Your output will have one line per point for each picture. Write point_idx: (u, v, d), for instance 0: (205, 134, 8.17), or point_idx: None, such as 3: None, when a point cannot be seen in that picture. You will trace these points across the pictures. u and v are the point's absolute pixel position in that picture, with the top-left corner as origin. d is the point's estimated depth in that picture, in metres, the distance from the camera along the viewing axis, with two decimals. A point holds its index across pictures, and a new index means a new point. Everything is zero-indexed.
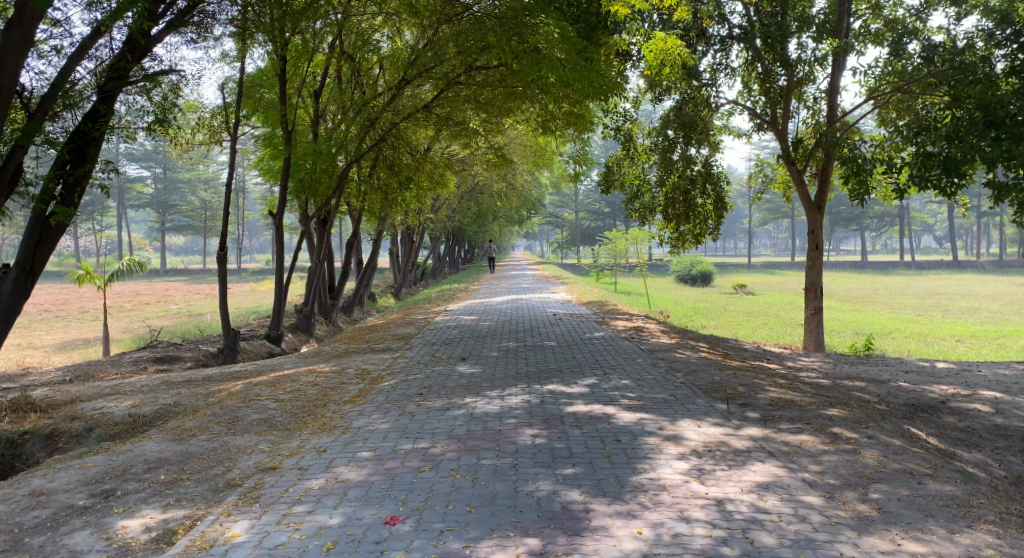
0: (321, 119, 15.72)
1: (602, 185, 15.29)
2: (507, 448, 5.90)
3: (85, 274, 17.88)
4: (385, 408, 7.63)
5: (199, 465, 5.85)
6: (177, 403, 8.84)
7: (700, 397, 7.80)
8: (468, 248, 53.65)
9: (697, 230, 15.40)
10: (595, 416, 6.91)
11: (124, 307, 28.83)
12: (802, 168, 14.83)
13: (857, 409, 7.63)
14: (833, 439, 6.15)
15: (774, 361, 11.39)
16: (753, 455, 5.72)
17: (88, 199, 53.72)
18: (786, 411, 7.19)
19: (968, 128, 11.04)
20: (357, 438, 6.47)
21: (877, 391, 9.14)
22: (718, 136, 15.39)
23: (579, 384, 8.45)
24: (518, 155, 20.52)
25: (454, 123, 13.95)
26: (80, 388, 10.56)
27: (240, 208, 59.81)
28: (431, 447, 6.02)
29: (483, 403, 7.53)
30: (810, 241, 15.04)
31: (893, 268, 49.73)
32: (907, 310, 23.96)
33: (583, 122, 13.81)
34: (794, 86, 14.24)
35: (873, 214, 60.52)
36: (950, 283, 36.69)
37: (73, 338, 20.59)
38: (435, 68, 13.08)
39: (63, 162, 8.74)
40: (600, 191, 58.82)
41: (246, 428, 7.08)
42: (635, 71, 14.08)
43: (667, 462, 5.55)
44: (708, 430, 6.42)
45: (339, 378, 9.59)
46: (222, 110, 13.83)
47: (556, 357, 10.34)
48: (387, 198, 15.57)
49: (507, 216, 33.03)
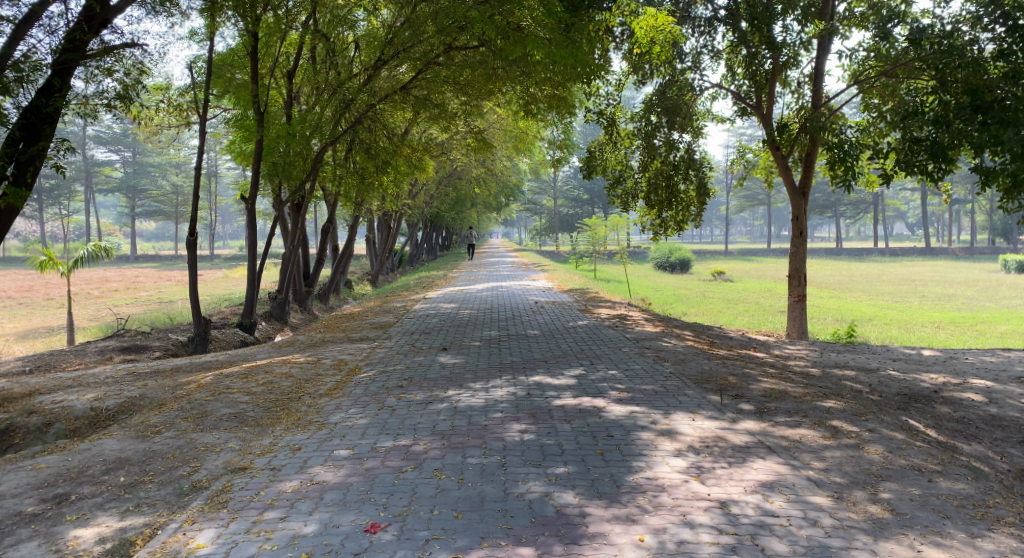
0: (295, 101, 15.17)
1: (583, 170, 14.91)
2: (494, 446, 5.56)
3: (48, 260, 17.23)
4: (362, 401, 7.26)
5: (163, 465, 5.45)
6: (142, 396, 8.41)
7: (691, 388, 7.51)
8: (445, 235, 53.05)
9: (679, 216, 15.14)
10: (585, 410, 6.60)
11: (91, 294, 28.07)
12: (787, 154, 14.58)
13: (852, 399, 7.38)
14: (833, 433, 5.87)
15: (760, 350, 11.16)
16: (753, 451, 5.43)
17: (54, 184, 52.38)
18: (781, 403, 6.92)
19: (955, 113, 10.88)
20: (334, 435, 6.09)
21: (868, 380, 8.91)
22: (702, 121, 15.11)
23: (565, 375, 8.14)
24: (498, 140, 20.08)
25: (433, 105, 13.50)
26: (40, 380, 10.07)
27: (213, 193, 58.66)
28: (413, 445, 5.66)
29: (466, 396, 7.18)
30: (794, 227, 14.80)
31: (868, 255, 49.93)
32: (885, 297, 23.94)
33: (565, 105, 13.45)
34: (777, 70, 13.90)
35: (849, 202, 60.68)
36: (925, 270, 36.87)
37: (37, 327, 19.86)
38: (413, 49, 12.56)
39: (15, 140, 8.20)
40: (579, 177, 58.32)
41: (215, 425, 6.67)
42: (618, 53, 13.78)
43: (664, 459, 5.25)
44: (704, 424, 6.13)
45: (315, 369, 9.19)
46: (191, 89, 13.29)
47: (539, 347, 10.02)
48: (364, 182, 14.94)
49: (485, 202, 32.60)
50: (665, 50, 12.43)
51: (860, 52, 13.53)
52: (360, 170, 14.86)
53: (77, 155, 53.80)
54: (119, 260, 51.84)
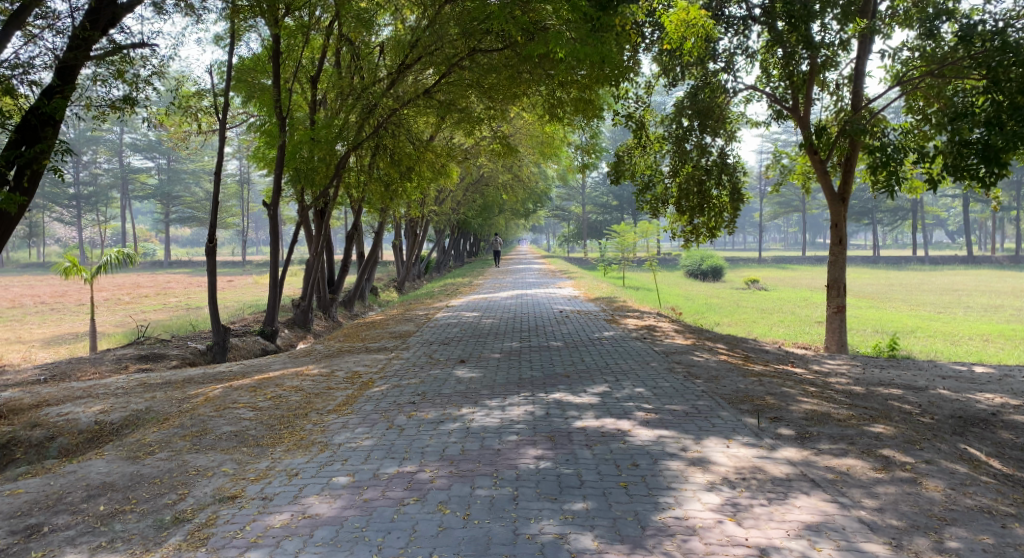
0: (319, 106, 14.85)
1: (612, 175, 14.34)
2: (507, 474, 5.07)
3: (72, 266, 17.00)
4: (371, 419, 6.80)
5: (147, 492, 5.04)
6: (148, 409, 8.04)
7: (725, 409, 6.94)
8: (473, 241, 52.73)
9: (712, 223, 14.49)
10: (608, 434, 6.06)
11: (121, 299, 28.06)
12: (825, 158, 13.87)
13: (902, 424, 6.74)
14: (886, 464, 5.27)
15: (799, 365, 10.51)
16: (795, 485, 4.87)
17: (89, 192, 52.84)
18: (824, 427, 6.32)
19: (1009, 113, 10.16)
20: (336, 458, 5.64)
21: (917, 400, 8.26)
22: (736, 124, 14.50)
23: (588, 392, 7.62)
24: (524, 146, 19.57)
25: (458, 110, 13.01)
26: (51, 390, 9.74)
27: (245, 199, 58.80)
28: (419, 472, 5.19)
29: (482, 415, 6.69)
30: (834, 234, 14.11)
31: (908, 264, 48.55)
32: (927, 307, 23.03)
33: (593, 109, 12.89)
34: (815, 72, 13.26)
35: (888, 209, 59.00)
36: (969, 279, 35.53)
37: (63, 333, 19.71)
38: (436, 52, 12.17)
39: (17, 144, 7.95)
40: (609, 183, 57.57)
41: (212, 444, 6.25)
42: (649, 54, 13.26)
43: (695, 494, 4.72)
44: (739, 453, 5.57)
45: (327, 383, 8.73)
46: (209, 92, 13.00)
47: (562, 361, 9.48)
48: (388, 190, 14.50)
49: (513, 208, 32.10)
50: (700, 47, 11.91)
51: (903, 52, 12.88)
52: (384, 176, 14.38)
53: (112, 161, 54.20)
54: (152, 265, 52.09)
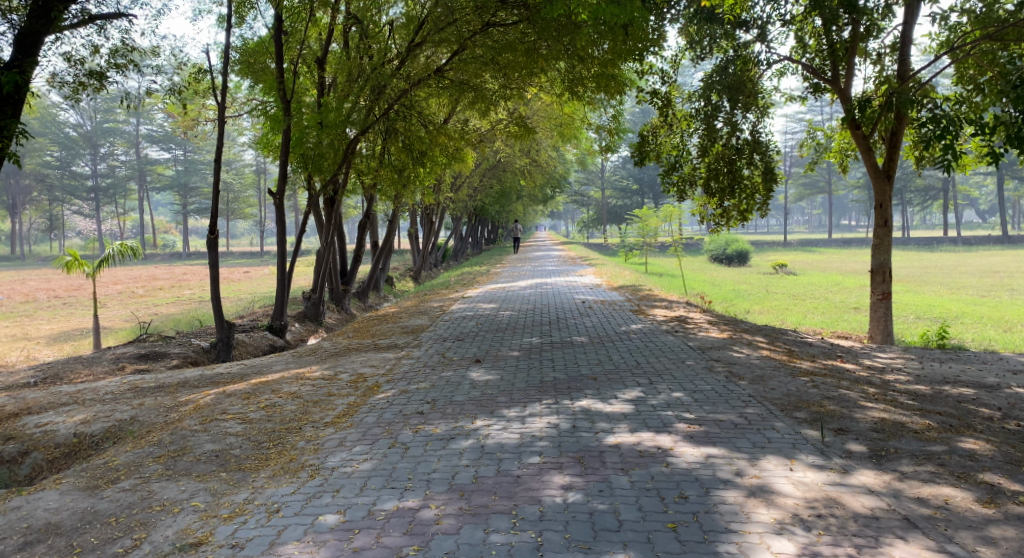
0: (327, 91, 13.84)
1: (635, 157, 13.35)
2: (531, 510, 4.23)
3: (74, 260, 16.12)
4: (371, 435, 5.92)
5: (98, 537, 4.33)
6: (132, 420, 7.23)
7: (779, 419, 5.99)
8: (491, 228, 52.29)
9: (743, 205, 13.32)
10: (647, 452, 5.14)
11: (135, 293, 27.30)
12: (868, 133, 12.67)
13: (991, 435, 5.77)
14: (991, 496, 4.37)
15: (848, 360, 9.49)
16: (886, 527, 4.00)
17: (109, 183, 52.51)
18: (902, 442, 5.38)
19: None
20: (326, 487, 4.80)
21: (994, 402, 7.24)
22: (768, 99, 13.41)
23: (619, 398, 6.70)
24: (542, 128, 18.46)
25: (471, 91, 12.09)
26: (37, 394, 9.01)
27: (262, 191, 58.17)
28: (425, 506, 4.36)
29: (499, 430, 5.79)
30: (879, 214, 12.97)
31: (940, 245, 47.27)
32: (969, 291, 21.82)
33: (617, 88, 11.78)
34: (858, 40, 12.13)
35: (917, 188, 57.28)
36: (1007, 260, 34.18)
37: (72, 329, 18.98)
38: (447, 28, 11.24)
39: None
40: (630, 166, 56.48)
41: (188, 468, 5.42)
42: (675, 25, 12.22)
43: (762, 542, 3.89)
44: (807, 478, 4.62)
45: (328, 389, 7.80)
46: (207, 74, 12.04)
47: (588, 360, 8.50)
48: (401, 177, 13.51)
49: (532, 194, 31.16)
50: None
51: (956, 16, 11.69)
52: (396, 162, 13.42)
53: (130, 154, 53.51)
54: (171, 255, 51.64)
